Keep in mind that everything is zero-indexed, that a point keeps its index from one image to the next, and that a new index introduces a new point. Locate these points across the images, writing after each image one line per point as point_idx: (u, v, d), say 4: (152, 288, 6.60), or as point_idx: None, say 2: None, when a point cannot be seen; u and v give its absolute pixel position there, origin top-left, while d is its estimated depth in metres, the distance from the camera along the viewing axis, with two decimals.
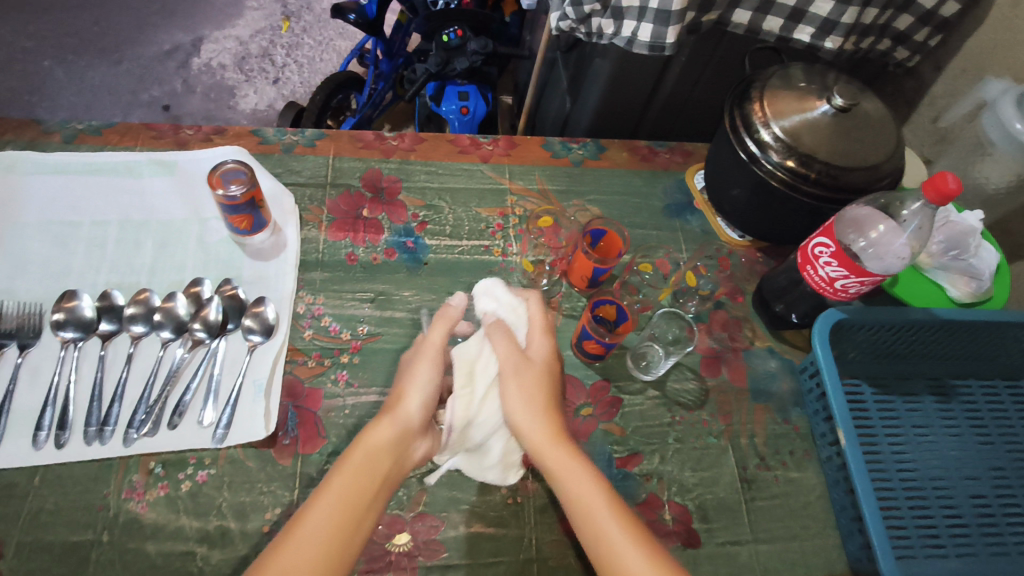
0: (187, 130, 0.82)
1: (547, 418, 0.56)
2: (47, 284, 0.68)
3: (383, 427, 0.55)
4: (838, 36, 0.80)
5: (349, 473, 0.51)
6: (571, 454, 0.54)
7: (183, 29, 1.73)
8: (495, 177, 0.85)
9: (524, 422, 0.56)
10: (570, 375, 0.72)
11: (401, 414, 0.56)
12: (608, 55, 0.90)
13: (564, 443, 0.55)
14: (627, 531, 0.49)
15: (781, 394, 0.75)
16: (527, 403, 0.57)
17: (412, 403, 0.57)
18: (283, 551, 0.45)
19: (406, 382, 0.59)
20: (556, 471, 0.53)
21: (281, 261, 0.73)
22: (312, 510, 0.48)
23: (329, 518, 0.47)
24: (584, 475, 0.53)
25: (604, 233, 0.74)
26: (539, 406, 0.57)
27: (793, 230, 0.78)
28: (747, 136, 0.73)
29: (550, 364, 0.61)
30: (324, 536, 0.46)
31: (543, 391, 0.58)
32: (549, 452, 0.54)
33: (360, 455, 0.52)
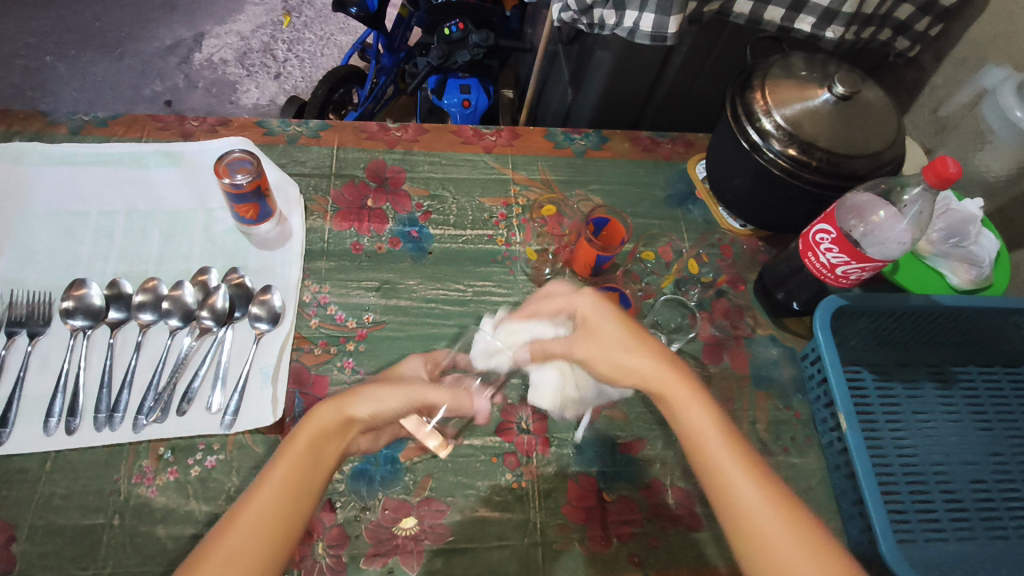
0: (193, 121, 0.83)
1: (651, 350, 0.55)
2: (56, 273, 0.69)
3: (323, 416, 0.51)
4: (839, 25, 0.81)
5: (286, 461, 0.49)
6: (687, 385, 0.54)
7: (185, 24, 1.74)
8: (498, 168, 0.85)
9: (631, 364, 0.55)
10: None
11: (346, 413, 0.52)
12: (610, 46, 0.90)
13: (679, 375, 0.55)
14: (740, 461, 0.50)
15: (783, 381, 0.75)
16: (627, 349, 0.55)
17: (361, 407, 0.52)
18: (223, 540, 0.45)
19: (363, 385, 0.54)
20: (674, 400, 0.54)
21: (287, 251, 0.74)
22: (250, 499, 0.47)
23: (264, 508, 0.46)
24: (698, 408, 0.53)
25: (608, 220, 0.75)
26: (639, 346, 0.56)
27: (794, 218, 0.79)
28: (748, 125, 0.73)
29: (604, 311, 0.57)
30: (260, 526, 0.46)
31: (630, 335, 0.56)
32: (663, 383, 0.54)
33: (298, 444, 0.50)
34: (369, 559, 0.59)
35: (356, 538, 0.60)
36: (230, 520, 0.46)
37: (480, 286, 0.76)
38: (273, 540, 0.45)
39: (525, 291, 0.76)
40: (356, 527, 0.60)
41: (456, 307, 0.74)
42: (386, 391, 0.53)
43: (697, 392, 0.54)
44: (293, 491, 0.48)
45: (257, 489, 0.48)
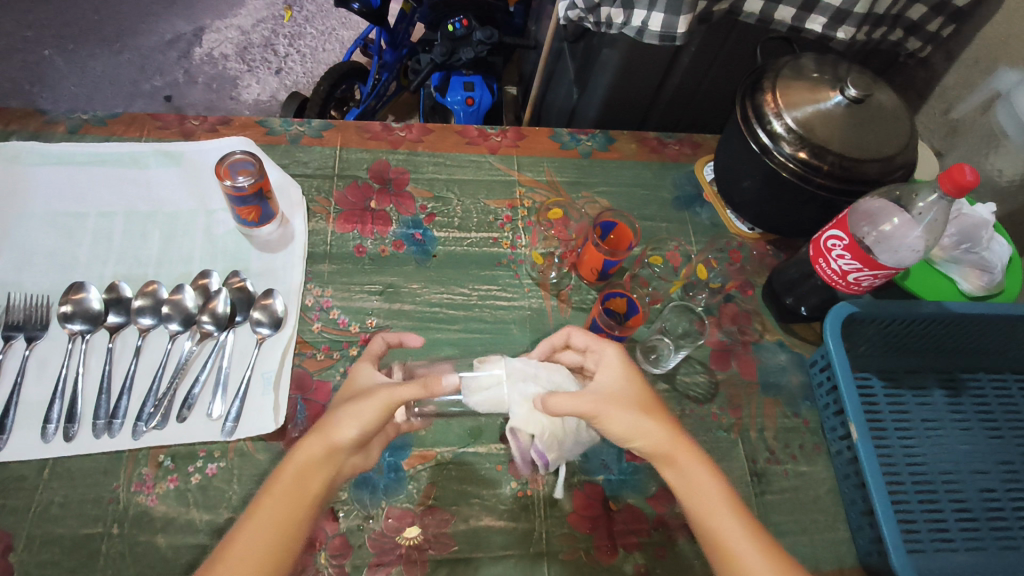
0: (193, 121, 0.81)
1: (661, 420, 0.53)
2: (53, 276, 0.68)
3: (309, 448, 0.51)
4: (851, 25, 0.79)
5: (275, 496, 0.49)
6: (693, 453, 0.52)
7: (185, 18, 1.72)
8: (504, 169, 0.84)
9: (640, 431, 0.52)
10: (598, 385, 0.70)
11: (331, 439, 0.51)
12: (617, 45, 0.89)
13: (685, 441, 0.53)
14: (750, 535, 0.49)
15: (792, 388, 0.74)
16: (644, 414, 0.53)
17: (346, 428, 0.51)
18: None
19: (343, 404, 0.53)
20: (682, 469, 0.52)
21: (289, 254, 0.73)
22: (238, 536, 0.47)
23: (254, 545, 0.46)
24: (705, 476, 0.51)
25: (615, 224, 0.73)
26: (654, 410, 0.54)
27: (804, 222, 0.78)
28: (759, 127, 0.72)
29: (628, 369, 0.56)
30: (247, 565, 0.45)
31: (645, 399, 0.54)
32: (672, 454, 0.52)
33: (287, 476, 0.50)
34: (372, 569, 0.58)
35: (359, 548, 0.59)
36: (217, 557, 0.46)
37: (486, 290, 0.75)
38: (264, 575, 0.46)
39: (531, 295, 0.75)
40: (359, 536, 0.59)
41: (460, 311, 0.73)
42: (361, 407, 0.51)
43: (703, 458, 0.52)
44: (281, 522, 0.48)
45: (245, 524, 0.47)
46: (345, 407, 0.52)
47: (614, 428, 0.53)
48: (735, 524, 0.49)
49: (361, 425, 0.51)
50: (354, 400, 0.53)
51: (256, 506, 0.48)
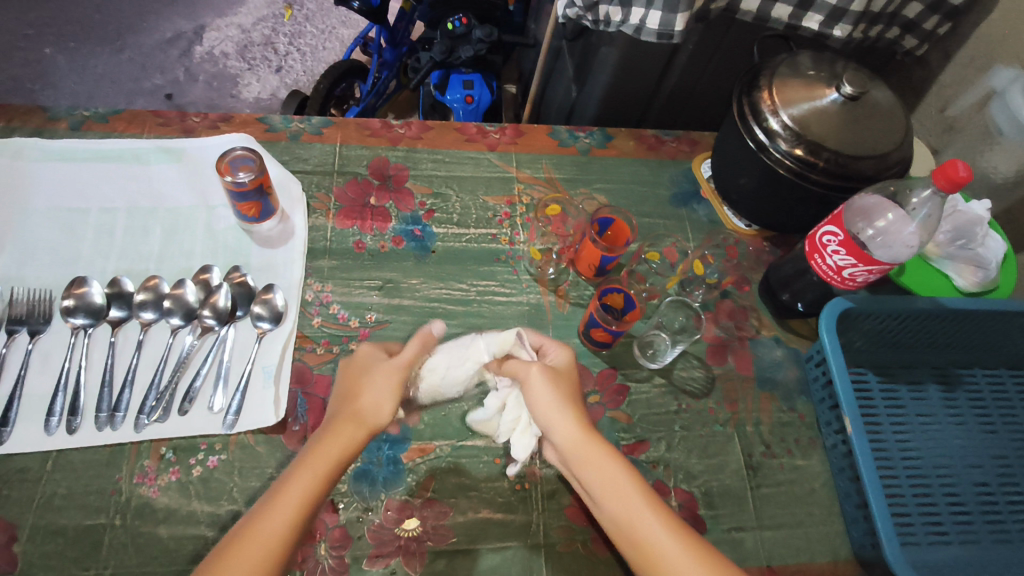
0: (194, 117, 0.81)
1: (577, 418, 0.55)
2: (57, 271, 0.68)
3: (347, 428, 0.52)
4: (847, 24, 0.82)
5: (312, 474, 0.49)
6: (606, 451, 0.54)
7: (186, 17, 1.73)
8: (502, 165, 0.85)
9: (554, 423, 0.55)
10: (611, 368, 0.72)
11: (365, 426, 0.52)
12: (615, 43, 0.91)
13: (600, 440, 0.54)
14: (669, 529, 0.50)
15: (787, 383, 0.75)
16: (557, 401, 0.56)
17: (387, 404, 0.54)
18: (253, 530, 0.46)
19: (368, 374, 0.56)
20: (593, 467, 0.53)
21: (288, 250, 0.73)
22: (288, 482, 0.49)
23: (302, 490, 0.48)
24: (619, 472, 0.53)
25: (612, 220, 0.74)
26: (576, 409, 0.56)
27: (801, 217, 0.79)
28: (756, 124, 0.74)
29: (564, 373, 0.59)
30: (288, 509, 0.47)
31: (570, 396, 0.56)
32: (586, 454, 0.54)
33: (333, 443, 0.51)
34: (371, 560, 0.59)
35: (358, 539, 0.59)
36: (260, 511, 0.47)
37: (485, 285, 0.75)
38: (290, 546, 0.46)
39: (529, 290, 0.76)
40: (358, 528, 0.60)
41: (459, 307, 0.73)
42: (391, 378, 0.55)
43: (619, 457, 0.54)
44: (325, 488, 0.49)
45: (293, 474, 0.49)
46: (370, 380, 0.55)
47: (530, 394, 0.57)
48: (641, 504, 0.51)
49: (393, 398, 0.54)
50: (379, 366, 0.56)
51: (290, 482, 0.49)
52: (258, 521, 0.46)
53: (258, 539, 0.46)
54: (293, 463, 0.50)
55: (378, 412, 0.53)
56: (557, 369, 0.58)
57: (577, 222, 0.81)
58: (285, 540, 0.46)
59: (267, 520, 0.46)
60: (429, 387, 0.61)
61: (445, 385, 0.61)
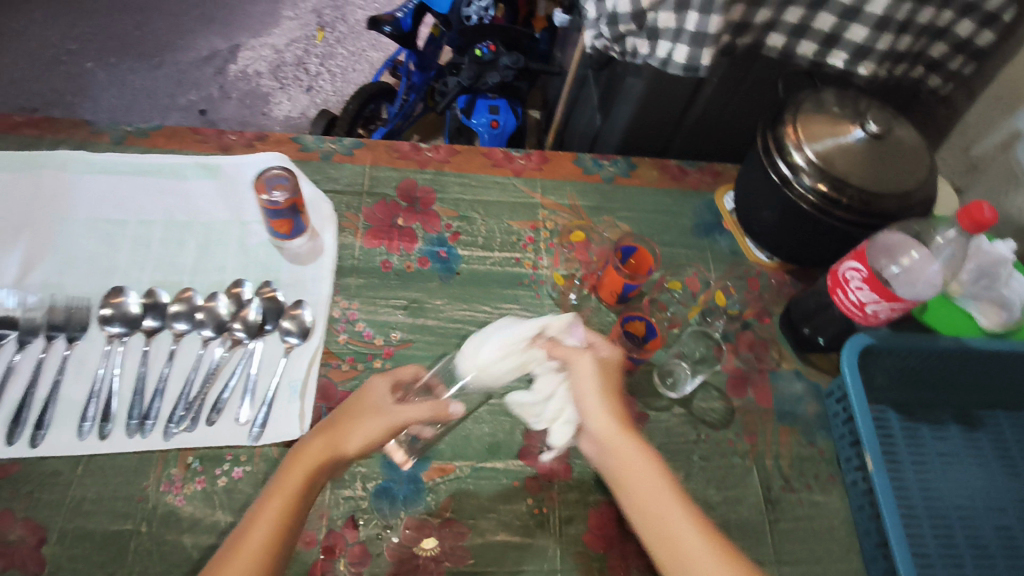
0: (231, 135, 0.84)
1: (616, 412, 0.56)
2: (95, 281, 0.70)
3: (318, 450, 0.53)
4: (871, 61, 0.85)
5: (286, 493, 0.50)
6: (642, 446, 0.54)
7: (222, 36, 1.78)
8: (527, 191, 0.86)
9: (595, 413, 0.55)
10: (633, 397, 0.72)
11: (333, 452, 0.53)
12: (641, 74, 0.93)
13: (636, 437, 0.54)
14: (699, 530, 0.50)
15: (807, 417, 0.75)
16: (600, 392, 0.56)
17: (355, 436, 0.54)
18: (240, 548, 0.48)
19: (350, 414, 0.55)
20: (626, 459, 0.53)
21: (318, 267, 0.75)
22: (270, 502, 0.50)
23: (283, 507, 0.50)
24: (654, 468, 0.53)
25: (636, 248, 0.75)
26: (617, 403, 0.56)
27: (823, 251, 0.79)
28: (780, 159, 0.76)
29: (607, 368, 0.58)
30: (270, 527, 0.49)
31: (611, 392, 0.56)
32: (623, 447, 0.54)
33: (304, 467, 0.52)
34: None
35: (377, 556, 0.60)
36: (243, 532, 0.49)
37: (508, 309, 0.76)
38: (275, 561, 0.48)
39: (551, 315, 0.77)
40: (377, 545, 0.61)
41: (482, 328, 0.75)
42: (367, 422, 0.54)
43: (654, 454, 0.54)
44: (302, 505, 0.51)
45: (273, 494, 0.51)
46: (350, 419, 0.55)
47: (573, 379, 0.57)
48: (671, 504, 0.51)
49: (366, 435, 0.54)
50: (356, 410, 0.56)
51: (270, 499, 0.50)
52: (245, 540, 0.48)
53: (243, 556, 0.47)
54: (277, 481, 0.52)
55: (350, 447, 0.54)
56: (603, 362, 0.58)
57: (601, 249, 0.82)
58: (270, 555, 0.48)
59: (248, 534, 0.49)
60: (474, 375, 0.59)
61: (493, 373, 0.58)
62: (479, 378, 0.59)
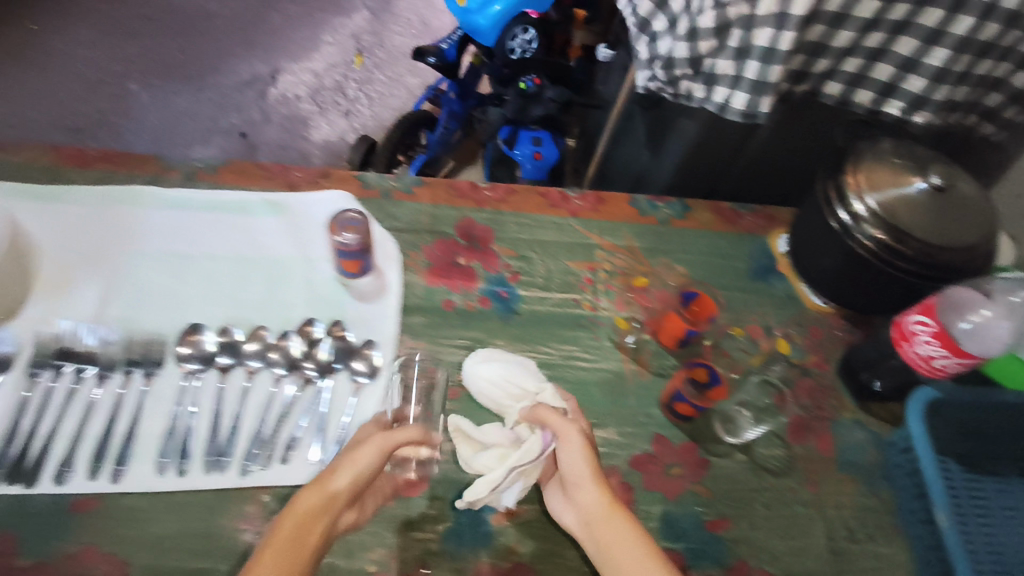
0: (297, 171, 0.86)
1: (602, 488, 0.60)
2: (169, 316, 0.72)
3: (308, 499, 0.55)
4: (928, 111, 0.85)
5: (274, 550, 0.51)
6: (627, 521, 0.58)
7: (263, 61, 1.82)
8: (584, 232, 0.87)
9: (582, 488, 0.60)
10: (692, 443, 0.73)
11: (328, 491, 0.55)
12: (696, 117, 0.95)
13: (619, 514, 0.58)
14: None
15: (868, 466, 0.75)
16: (587, 466, 0.61)
17: (341, 475, 0.56)
18: None
19: (344, 455, 0.59)
20: (609, 538, 0.57)
21: (384, 305, 0.76)
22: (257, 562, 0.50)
23: (272, 563, 0.50)
24: (636, 545, 0.56)
25: (704, 300, 0.77)
26: (601, 480, 0.60)
27: (882, 300, 0.80)
28: (841, 207, 0.76)
29: (587, 445, 0.62)
30: None
31: (595, 473, 0.60)
32: (609, 523, 0.58)
33: (291, 523, 0.53)
34: None
35: None
36: None
37: (569, 351, 0.77)
38: None
39: (612, 357, 0.78)
40: None
41: (544, 371, 0.76)
42: (357, 452, 0.58)
43: (637, 526, 0.58)
44: (292, 558, 0.51)
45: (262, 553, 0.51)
46: (344, 460, 0.58)
47: (561, 449, 0.62)
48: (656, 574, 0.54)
49: (358, 469, 0.57)
50: (349, 450, 0.59)
51: (260, 558, 0.50)
52: None
53: None
54: (267, 543, 0.52)
55: (338, 480, 0.56)
56: (585, 438, 0.63)
57: (664, 294, 0.83)
58: None
59: None
60: (470, 381, 0.71)
61: (482, 382, 0.70)
62: (469, 376, 0.71)
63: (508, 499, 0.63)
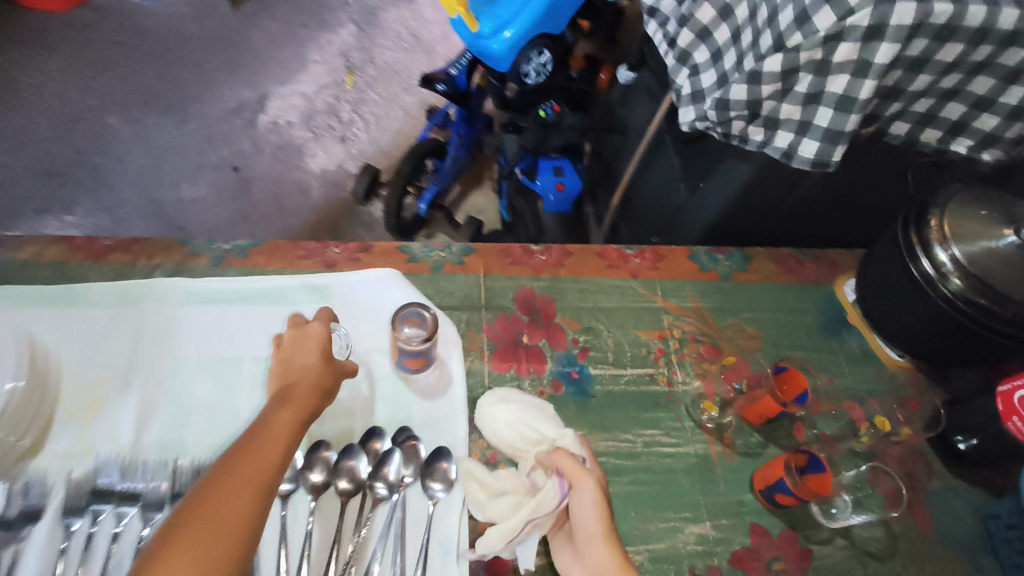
0: (334, 248, 0.78)
1: (611, 547, 0.56)
2: (216, 433, 0.64)
3: (301, 392, 0.58)
4: (998, 149, 0.81)
5: (280, 427, 0.53)
6: None
7: (249, 85, 1.70)
8: (648, 295, 0.82)
9: (592, 548, 0.56)
10: (790, 530, 0.69)
11: (321, 380, 0.60)
12: (750, 159, 0.89)
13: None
14: None
15: (969, 539, 0.71)
16: (599, 518, 0.57)
17: (322, 364, 0.61)
18: (237, 471, 0.48)
19: (303, 355, 0.62)
20: None
21: (449, 401, 0.70)
22: (268, 430, 0.52)
23: (279, 434, 0.52)
24: None
25: (786, 369, 0.72)
26: (610, 537, 0.56)
27: (972, 357, 0.76)
28: (923, 256, 0.72)
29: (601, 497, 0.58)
30: (269, 450, 0.51)
31: (606, 531, 0.57)
32: None
33: (291, 407, 0.55)
34: None
35: None
36: (244, 450, 0.50)
37: (649, 435, 0.72)
38: (269, 484, 0.48)
39: (696, 439, 0.72)
40: None
41: (628, 462, 0.70)
42: (320, 352, 0.62)
43: None
44: (291, 431, 0.54)
45: (270, 424, 0.53)
46: (309, 355, 0.62)
47: (573, 498, 0.59)
48: None
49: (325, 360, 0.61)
50: (306, 346, 0.63)
51: (268, 427, 0.53)
52: (244, 458, 0.49)
53: (243, 470, 0.48)
54: (267, 418, 0.54)
55: (320, 369, 0.61)
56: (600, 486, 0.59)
57: (757, 374, 0.76)
58: (269, 473, 0.49)
59: (247, 453, 0.50)
60: (486, 425, 0.67)
61: (496, 423, 0.66)
62: (485, 417, 0.67)
63: (524, 554, 0.60)
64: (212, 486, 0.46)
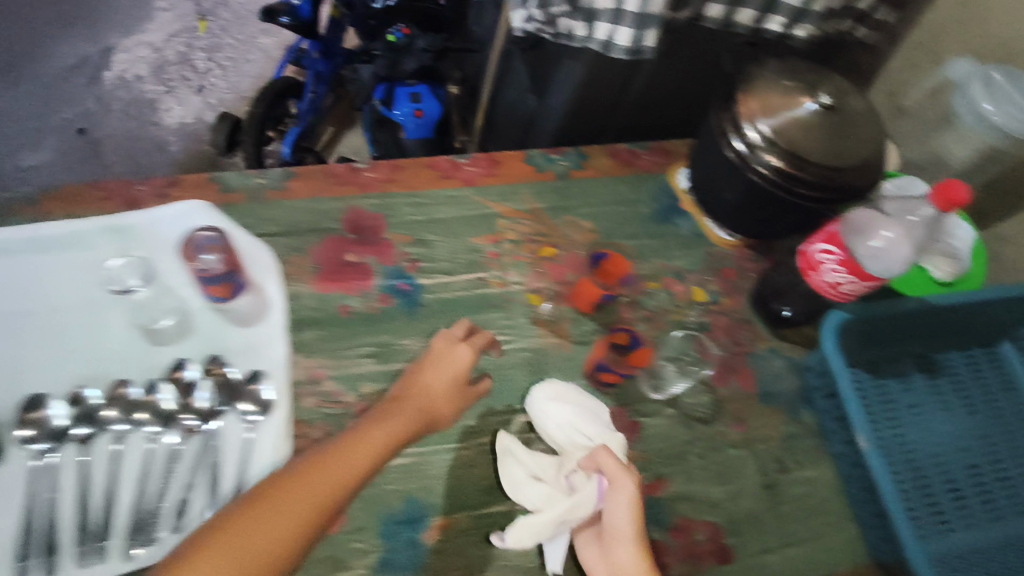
0: (139, 186, 0.74)
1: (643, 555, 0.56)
2: (5, 389, 0.61)
3: (395, 422, 0.61)
4: (808, 24, 0.83)
5: (356, 455, 0.57)
6: None
7: (88, 39, 1.57)
8: (481, 201, 0.81)
9: (621, 553, 0.56)
10: (621, 408, 0.71)
11: (430, 406, 0.64)
12: (579, 57, 0.88)
13: None
14: None
15: (788, 394, 0.76)
16: (632, 523, 0.56)
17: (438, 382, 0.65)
18: (288, 487, 0.53)
19: (422, 369, 0.66)
20: None
21: (267, 326, 0.68)
22: (344, 457, 0.57)
23: (360, 460, 0.57)
24: None
25: (606, 255, 0.80)
26: (637, 544, 0.56)
27: (782, 227, 0.80)
28: (735, 138, 0.73)
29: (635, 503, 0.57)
30: (324, 486, 0.54)
31: (638, 536, 0.56)
32: None
33: (396, 423, 0.61)
34: None
35: None
36: (314, 469, 0.55)
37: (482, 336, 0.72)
38: (316, 513, 0.53)
39: (530, 334, 0.73)
40: None
41: None
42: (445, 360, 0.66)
43: None
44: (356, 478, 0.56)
45: (356, 446, 0.58)
46: (433, 367, 0.66)
47: (609, 499, 0.58)
48: None
49: (448, 376, 0.66)
50: (440, 361, 0.66)
51: (358, 445, 0.58)
52: (310, 476, 0.55)
53: (296, 491, 0.53)
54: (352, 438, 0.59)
55: (439, 389, 0.65)
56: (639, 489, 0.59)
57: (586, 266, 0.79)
58: (319, 508, 0.53)
59: (316, 472, 0.55)
60: (541, 417, 0.66)
61: (549, 421, 0.66)
62: (538, 412, 0.67)
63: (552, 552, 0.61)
64: (245, 509, 0.52)
